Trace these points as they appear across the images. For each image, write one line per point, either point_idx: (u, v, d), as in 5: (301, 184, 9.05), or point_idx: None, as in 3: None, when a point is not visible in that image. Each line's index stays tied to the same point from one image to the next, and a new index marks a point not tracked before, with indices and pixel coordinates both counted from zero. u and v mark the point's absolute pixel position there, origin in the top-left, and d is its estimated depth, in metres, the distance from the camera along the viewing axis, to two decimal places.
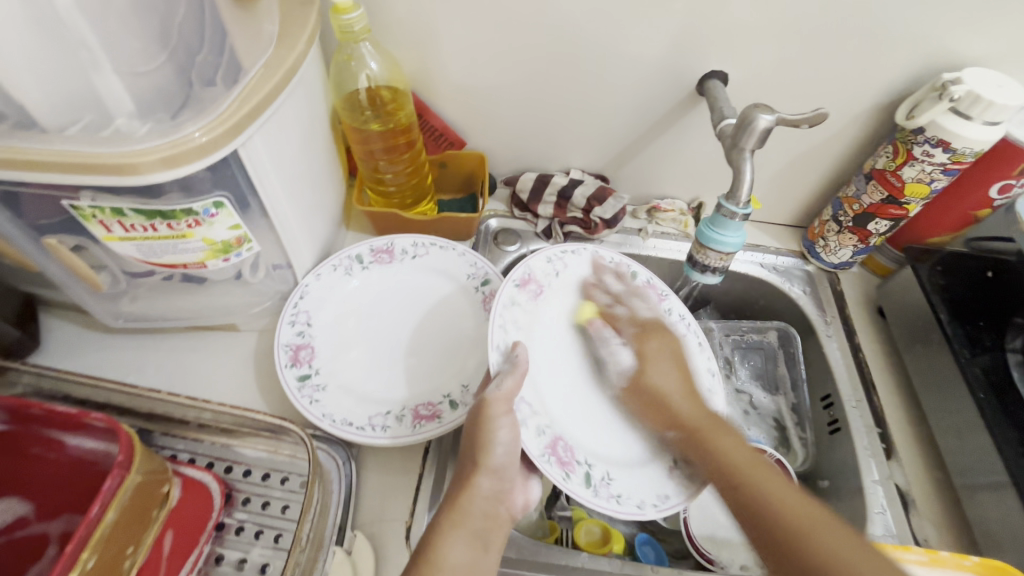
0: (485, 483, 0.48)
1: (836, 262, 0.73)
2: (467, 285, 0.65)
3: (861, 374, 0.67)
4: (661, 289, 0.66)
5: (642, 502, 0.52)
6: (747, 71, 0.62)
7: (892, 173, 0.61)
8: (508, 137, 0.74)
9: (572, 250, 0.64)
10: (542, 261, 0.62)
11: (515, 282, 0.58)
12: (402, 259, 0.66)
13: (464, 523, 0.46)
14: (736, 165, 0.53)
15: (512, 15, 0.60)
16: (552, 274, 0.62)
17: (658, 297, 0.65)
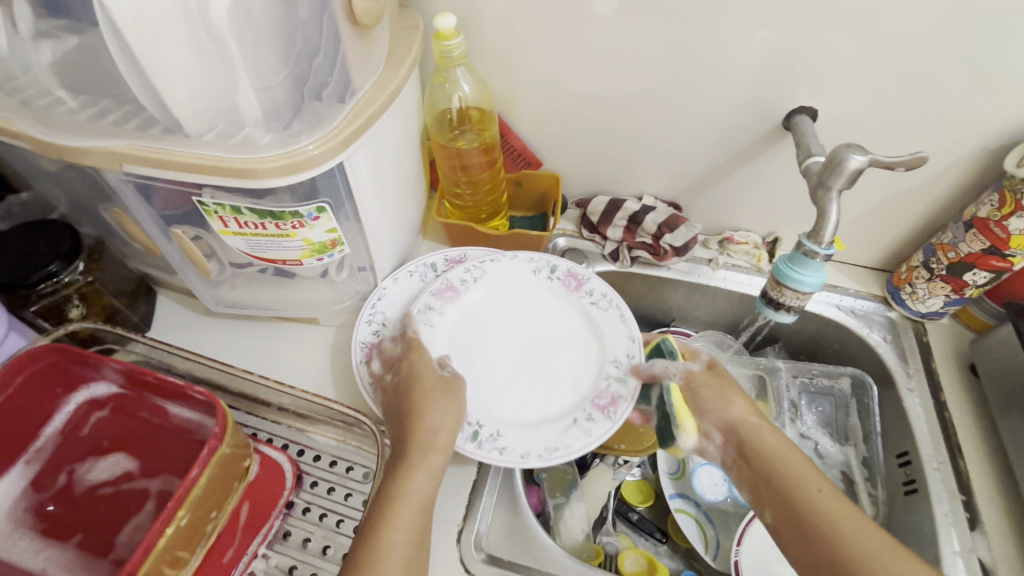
0: (438, 420, 0.52)
1: (923, 312, 0.69)
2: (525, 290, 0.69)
3: (946, 434, 0.63)
4: (582, 274, 0.67)
5: (526, 453, 0.55)
6: (838, 109, 0.61)
7: (996, 224, 0.57)
8: (584, 160, 0.75)
9: (491, 259, 0.68)
10: (459, 271, 0.66)
11: (431, 290, 0.64)
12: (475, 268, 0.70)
13: (420, 455, 0.49)
14: (821, 204, 0.52)
15: (601, 44, 0.62)
16: (468, 281, 0.66)
17: (578, 282, 0.66)
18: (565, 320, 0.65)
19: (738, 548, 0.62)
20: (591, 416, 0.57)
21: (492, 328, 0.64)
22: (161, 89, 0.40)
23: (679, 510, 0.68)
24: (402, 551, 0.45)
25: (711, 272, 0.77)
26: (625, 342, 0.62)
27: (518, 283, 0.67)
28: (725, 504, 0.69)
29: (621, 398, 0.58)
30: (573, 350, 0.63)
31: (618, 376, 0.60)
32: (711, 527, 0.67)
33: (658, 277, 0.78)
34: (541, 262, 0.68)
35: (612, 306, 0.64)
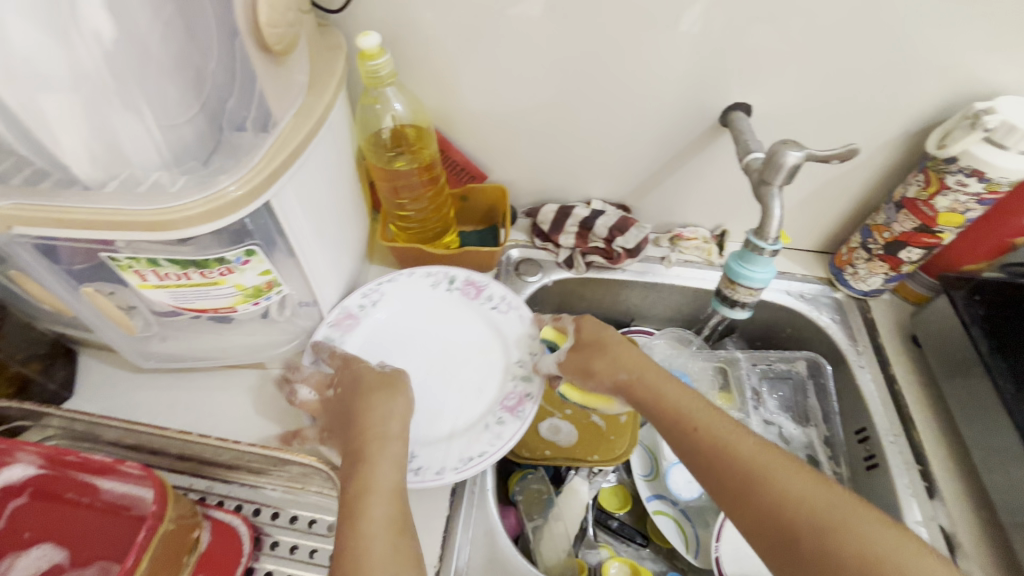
0: (383, 414, 0.49)
1: (866, 290, 0.72)
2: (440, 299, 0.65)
3: (898, 406, 0.65)
4: (480, 281, 0.65)
5: (440, 469, 0.51)
6: (771, 103, 0.62)
7: (924, 203, 0.60)
8: (529, 169, 0.74)
9: (388, 281, 0.64)
10: (356, 298, 0.62)
11: (330, 322, 0.60)
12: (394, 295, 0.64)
13: (377, 445, 0.47)
14: (763, 201, 0.52)
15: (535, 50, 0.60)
16: (368, 307, 0.62)
17: (477, 289, 0.64)
18: (467, 327, 0.62)
19: (717, 544, 0.63)
20: (502, 419, 0.53)
21: (400, 346, 0.61)
22: (40, 133, 0.36)
23: (658, 512, 0.68)
24: (385, 544, 0.41)
25: (664, 269, 0.77)
26: (527, 340, 0.60)
27: (418, 300, 0.64)
28: (700, 499, 0.69)
29: (529, 396, 0.56)
30: (480, 357, 0.60)
31: (522, 375, 0.58)
32: (690, 525, 0.68)
33: (614, 279, 0.78)
34: (439, 275, 0.65)
35: (512, 308, 0.63)
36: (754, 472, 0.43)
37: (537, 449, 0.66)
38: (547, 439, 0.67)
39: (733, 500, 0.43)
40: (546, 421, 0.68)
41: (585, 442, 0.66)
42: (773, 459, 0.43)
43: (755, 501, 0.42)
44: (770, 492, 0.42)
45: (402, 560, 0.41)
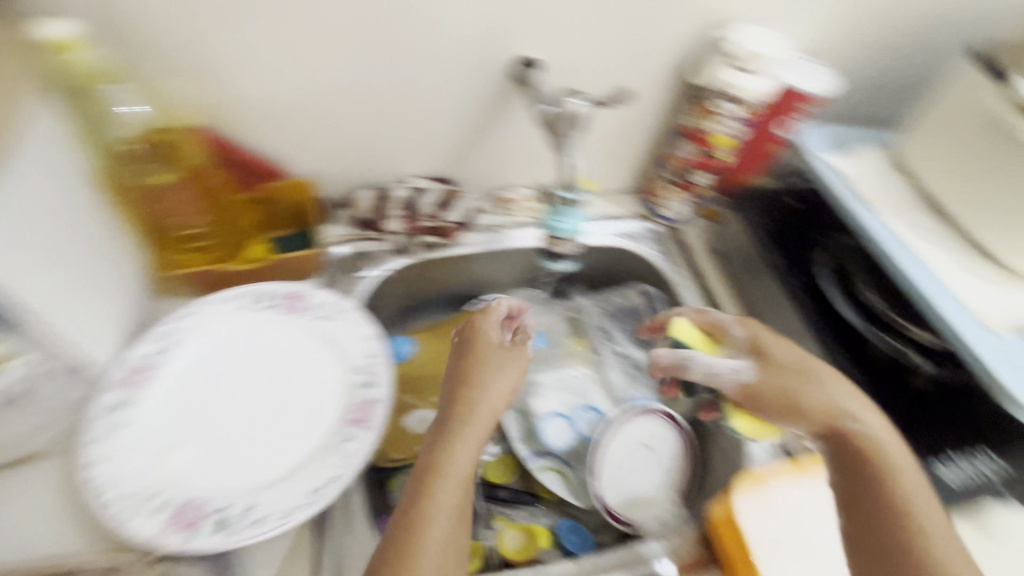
0: (497, 397, 0.53)
1: (674, 217, 0.80)
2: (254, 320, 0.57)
3: (715, 312, 0.74)
4: (298, 292, 0.59)
5: (289, 507, 0.45)
6: (555, 54, 0.62)
7: (700, 131, 0.67)
8: (332, 155, 0.67)
9: (184, 316, 0.55)
10: (145, 346, 0.52)
11: (116, 382, 0.50)
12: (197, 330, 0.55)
13: (479, 420, 0.50)
14: (560, 152, 0.54)
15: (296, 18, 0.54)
16: (163, 353, 0.53)
17: (296, 302, 0.58)
18: (292, 346, 0.56)
19: (596, 482, 0.66)
20: (351, 433, 0.49)
21: (213, 391, 0.52)
22: None
23: (541, 469, 0.70)
24: (443, 526, 0.43)
25: (499, 236, 0.77)
26: (362, 343, 0.56)
27: (228, 329, 0.56)
28: (573, 445, 0.72)
29: (374, 401, 0.52)
30: (313, 374, 0.54)
31: (364, 382, 0.53)
32: (571, 471, 0.71)
33: (452, 257, 0.76)
34: (247, 296, 0.58)
35: (339, 313, 0.58)
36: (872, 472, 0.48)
37: (409, 449, 0.65)
38: (417, 435, 0.66)
39: (849, 481, 0.49)
40: (413, 416, 0.68)
41: None
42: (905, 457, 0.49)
43: (888, 494, 0.47)
44: (905, 493, 0.47)
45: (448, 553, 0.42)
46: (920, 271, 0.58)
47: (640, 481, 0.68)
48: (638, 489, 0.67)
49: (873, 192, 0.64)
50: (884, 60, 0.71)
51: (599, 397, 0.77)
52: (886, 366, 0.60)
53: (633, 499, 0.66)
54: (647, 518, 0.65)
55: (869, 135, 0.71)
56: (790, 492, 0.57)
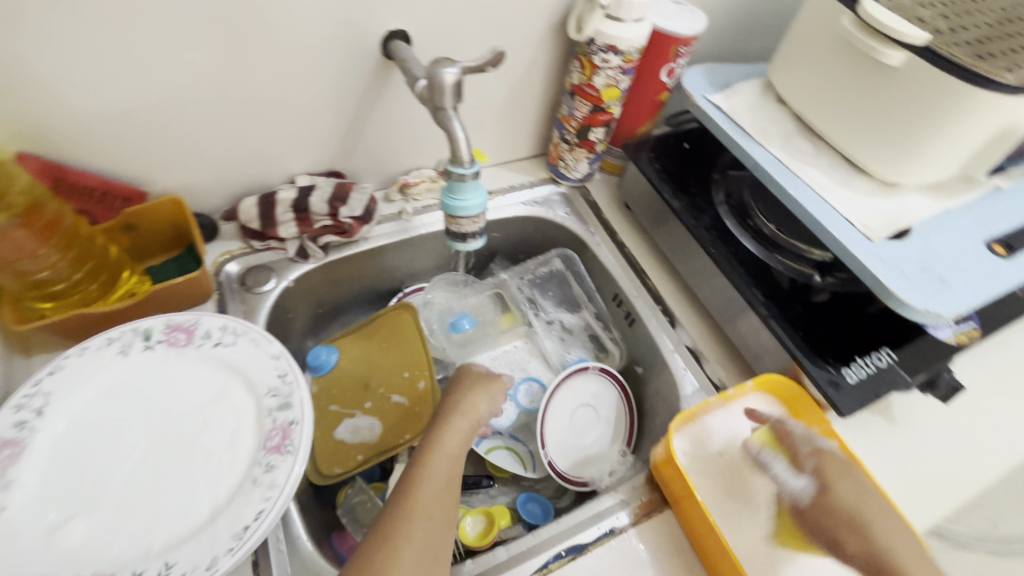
0: (482, 406, 0.56)
1: (581, 176, 0.79)
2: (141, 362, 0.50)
3: (632, 264, 0.75)
4: (187, 320, 0.52)
5: (211, 559, 0.40)
6: (424, 23, 0.59)
7: (587, 85, 0.66)
8: (204, 163, 0.61)
9: (51, 373, 0.47)
10: (7, 415, 0.44)
11: None
12: (70, 385, 0.47)
13: (467, 416, 0.54)
14: (445, 126, 0.50)
15: (124, 11, 0.47)
16: (31, 419, 0.45)
17: (187, 332, 0.52)
18: (191, 381, 0.50)
19: (545, 451, 0.66)
20: (270, 463, 0.45)
21: (100, 449, 0.45)
22: None
23: (491, 450, 0.70)
24: (433, 496, 0.46)
25: (407, 224, 0.74)
26: (270, 362, 0.50)
27: (108, 376, 0.49)
28: (517, 419, 0.72)
29: (293, 424, 0.47)
30: (220, 407, 0.49)
31: (280, 404, 0.48)
32: (522, 445, 0.71)
33: (360, 253, 0.72)
34: (127, 335, 0.50)
35: (239, 335, 0.52)
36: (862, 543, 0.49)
37: (349, 459, 0.62)
38: (354, 444, 0.63)
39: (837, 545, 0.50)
40: (345, 425, 0.64)
41: (392, 429, 0.64)
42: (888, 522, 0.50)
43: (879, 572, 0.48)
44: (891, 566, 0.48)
45: (441, 521, 0.45)
46: (805, 193, 0.61)
47: (587, 441, 0.69)
48: (586, 449, 0.68)
49: (752, 125, 0.67)
50: None
51: (538, 367, 0.77)
52: (788, 286, 0.64)
53: (582, 459, 0.68)
54: (601, 475, 0.66)
55: (745, 69, 0.74)
56: (726, 423, 0.58)
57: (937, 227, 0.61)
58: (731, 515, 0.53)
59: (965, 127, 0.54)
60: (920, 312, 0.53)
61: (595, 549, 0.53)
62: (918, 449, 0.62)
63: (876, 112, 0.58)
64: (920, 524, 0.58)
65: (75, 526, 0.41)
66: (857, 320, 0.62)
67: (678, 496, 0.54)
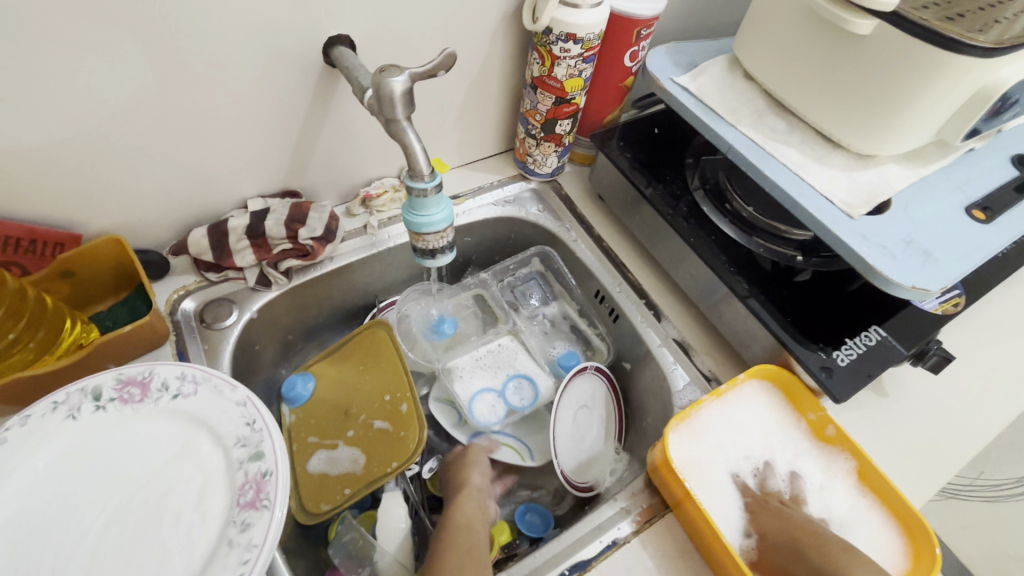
0: (478, 475, 0.61)
1: (551, 171, 0.76)
2: (92, 425, 0.46)
3: (611, 258, 0.72)
4: (139, 372, 0.48)
5: None
6: (368, 26, 0.55)
7: (548, 78, 0.63)
8: (143, 194, 0.56)
9: None
10: None
11: None
12: (12, 460, 0.43)
13: (472, 491, 0.58)
14: (400, 138, 0.47)
15: (26, 36, 0.42)
16: None
17: (141, 386, 0.48)
18: (151, 438, 0.46)
19: (559, 460, 0.63)
20: (245, 522, 0.42)
21: (53, 528, 0.41)
22: None
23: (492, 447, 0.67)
24: (461, 557, 0.49)
25: (374, 239, 0.70)
26: (236, 410, 0.47)
27: (56, 446, 0.44)
28: (508, 417, 0.69)
29: (266, 475, 0.44)
30: (185, 465, 0.45)
31: (251, 455, 0.45)
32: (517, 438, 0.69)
33: (327, 273, 0.68)
34: (73, 397, 0.46)
35: (199, 382, 0.48)
36: (801, 539, 0.48)
37: (336, 496, 0.58)
38: (339, 479, 0.59)
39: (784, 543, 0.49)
40: (326, 459, 0.61)
41: (378, 457, 0.59)
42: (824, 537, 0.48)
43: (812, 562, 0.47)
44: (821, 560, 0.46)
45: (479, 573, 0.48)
46: (782, 173, 0.59)
47: (585, 443, 0.66)
48: (586, 452, 0.66)
49: (722, 105, 0.64)
50: None
51: (526, 361, 0.72)
52: (771, 269, 0.62)
53: (584, 463, 0.65)
54: (603, 475, 0.65)
55: (710, 45, 0.71)
56: (721, 417, 0.56)
57: (915, 196, 0.59)
58: (726, 506, 0.52)
59: (940, 92, 0.52)
60: (907, 290, 0.51)
61: (599, 564, 0.51)
62: (910, 421, 0.62)
63: (848, 85, 0.56)
64: (919, 498, 0.57)
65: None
66: (839, 298, 0.61)
67: (680, 500, 0.52)
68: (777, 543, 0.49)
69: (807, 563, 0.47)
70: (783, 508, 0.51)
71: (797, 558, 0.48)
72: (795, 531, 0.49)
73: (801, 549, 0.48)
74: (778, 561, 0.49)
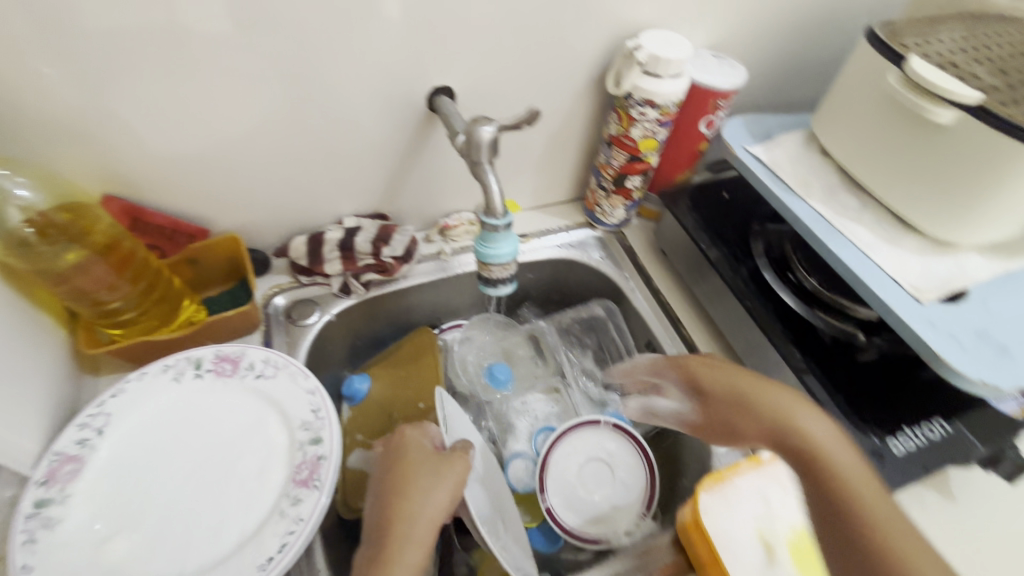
0: (437, 502, 0.48)
1: (617, 222, 0.80)
2: (190, 389, 0.54)
3: (667, 312, 0.74)
4: (233, 351, 0.56)
5: None
6: (469, 82, 0.63)
7: (624, 136, 0.67)
8: (262, 203, 0.66)
9: (112, 395, 0.51)
10: (71, 433, 0.48)
11: (38, 480, 0.45)
12: (127, 409, 0.51)
13: (422, 528, 0.47)
14: (481, 179, 0.52)
15: (205, 70, 0.52)
16: (91, 438, 0.49)
17: (233, 362, 0.55)
18: (233, 409, 0.53)
19: (545, 496, 0.65)
20: (297, 497, 0.47)
21: (147, 471, 0.48)
22: None
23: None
24: None
25: (445, 264, 0.77)
26: (305, 396, 0.53)
27: (161, 402, 0.52)
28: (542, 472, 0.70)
29: (321, 459, 0.49)
30: (256, 437, 0.51)
31: (311, 439, 0.50)
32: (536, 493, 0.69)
33: (400, 290, 0.75)
34: (180, 363, 0.54)
35: (279, 368, 0.55)
36: (738, 394, 0.52)
37: None
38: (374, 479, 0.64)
39: (735, 400, 0.52)
40: (364, 458, 0.66)
41: None
42: (786, 400, 0.50)
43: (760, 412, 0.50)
44: (764, 411, 0.50)
45: None
46: (848, 250, 0.59)
47: (595, 496, 0.66)
48: (595, 506, 0.65)
49: (792, 177, 0.65)
50: (786, 46, 0.74)
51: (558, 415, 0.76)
52: (830, 343, 0.61)
53: (594, 516, 0.65)
54: (618, 532, 0.63)
55: (788, 120, 0.74)
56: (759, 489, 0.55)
57: (997, 289, 0.57)
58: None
59: None
60: (977, 384, 0.49)
61: None
62: (980, 533, 0.57)
63: (926, 169, 0.56)
64: None
65: (118, 543, 0.44)
66: (905, 385, 0.58)
67: (705, 563, 0.52)
68: (716, 396, 0.53)
69: (751, 414, 0.50)
70: (721, 367, 0.55)
71: (741, 411, 0.51)
72: (736, 382, 0.53)
73: (745, 404, 0.51)
74: (720, 410, 0.53)
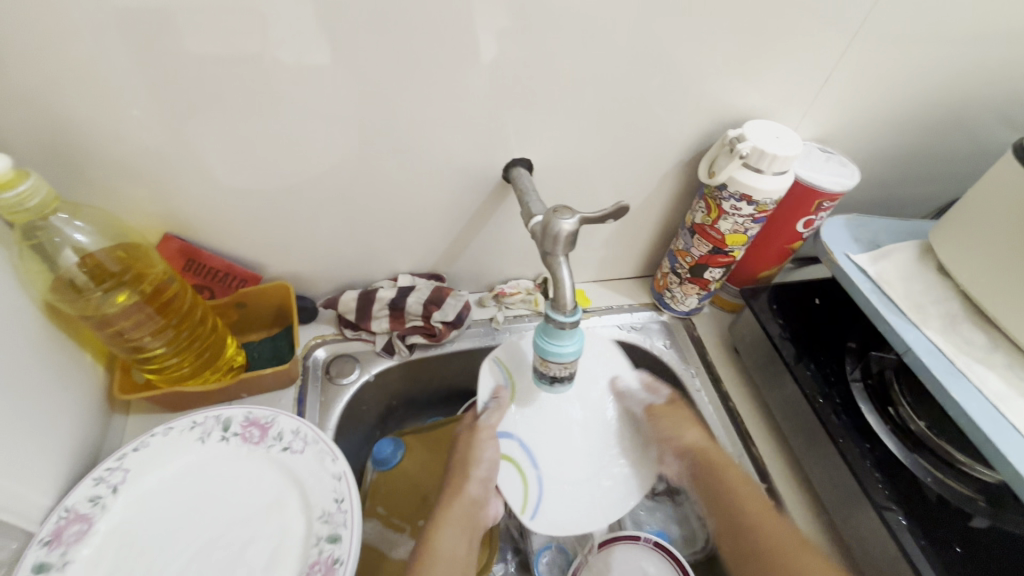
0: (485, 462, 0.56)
1: (687, 309, 0.73)
2: (215, 452, 0.50)
3: (735, 424, 0.65)
4: (264, 416, 0.52)
5: None
6: (549, 156, 0.59)
7: (711, 227, 0.61)
8: (320, 253, 0.64)
9: (134, 449, 0.49)
10: (86, 487, 0.45)
11: (42, 540, 0.42)
12: (147, 467, 0.48)
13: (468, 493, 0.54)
14: (552, 270, 0.47)
15: (284, 125, 0.50)
16: (105, 496, 0.46)
17: (262, 429, 0.51)
18: (252, 483, 0.49)
19: None
20: None
21: (153, 544, 0.45)
22: None
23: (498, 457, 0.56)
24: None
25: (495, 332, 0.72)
26: (330, 481, 0.48)
27: (182, 463, 0.49)
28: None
29: (337, 562, 0.44)
30: (273, 520, 0.47)
31: (329, 535, 0.45)
32: None
33: (444, 354, 0.70)
34: (209, 422, 0.51)
35: (308, 442, 0.51)
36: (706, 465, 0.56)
37: None
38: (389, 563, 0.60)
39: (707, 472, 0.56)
40: (379, 533, 0.63)
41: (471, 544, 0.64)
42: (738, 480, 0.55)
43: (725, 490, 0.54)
44: (724, 486, 0.55)
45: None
46: (975, 402, 0.49)
47: None
48: None
49: (905, 299, 0.57)
50: (900, 146, 0.67)
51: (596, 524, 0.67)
52: (937, 503, 0.52)
53: None
54: None
55: (896, 227, 0.66)
56: None
57: None
58: None
59: None
60: None
61: None
62: None
63: None
64: None
65: None
66: None
67: None
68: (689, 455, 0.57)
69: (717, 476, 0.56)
70: (678, 411, 0.60)
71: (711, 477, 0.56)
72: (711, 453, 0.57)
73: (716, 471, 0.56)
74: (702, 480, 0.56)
